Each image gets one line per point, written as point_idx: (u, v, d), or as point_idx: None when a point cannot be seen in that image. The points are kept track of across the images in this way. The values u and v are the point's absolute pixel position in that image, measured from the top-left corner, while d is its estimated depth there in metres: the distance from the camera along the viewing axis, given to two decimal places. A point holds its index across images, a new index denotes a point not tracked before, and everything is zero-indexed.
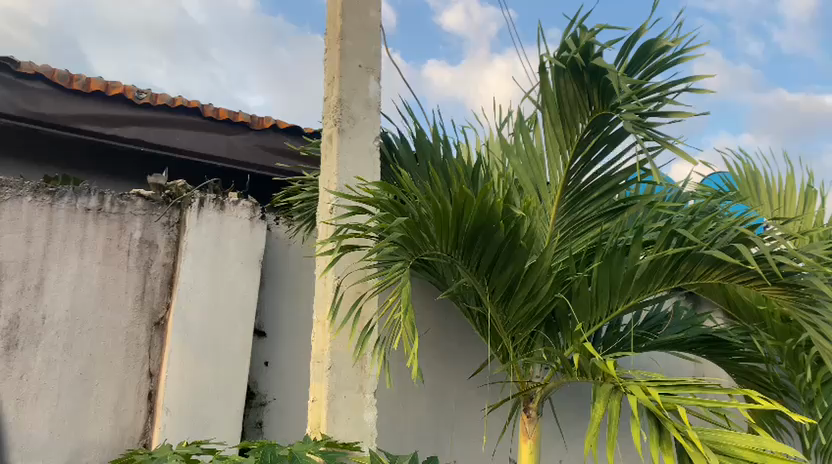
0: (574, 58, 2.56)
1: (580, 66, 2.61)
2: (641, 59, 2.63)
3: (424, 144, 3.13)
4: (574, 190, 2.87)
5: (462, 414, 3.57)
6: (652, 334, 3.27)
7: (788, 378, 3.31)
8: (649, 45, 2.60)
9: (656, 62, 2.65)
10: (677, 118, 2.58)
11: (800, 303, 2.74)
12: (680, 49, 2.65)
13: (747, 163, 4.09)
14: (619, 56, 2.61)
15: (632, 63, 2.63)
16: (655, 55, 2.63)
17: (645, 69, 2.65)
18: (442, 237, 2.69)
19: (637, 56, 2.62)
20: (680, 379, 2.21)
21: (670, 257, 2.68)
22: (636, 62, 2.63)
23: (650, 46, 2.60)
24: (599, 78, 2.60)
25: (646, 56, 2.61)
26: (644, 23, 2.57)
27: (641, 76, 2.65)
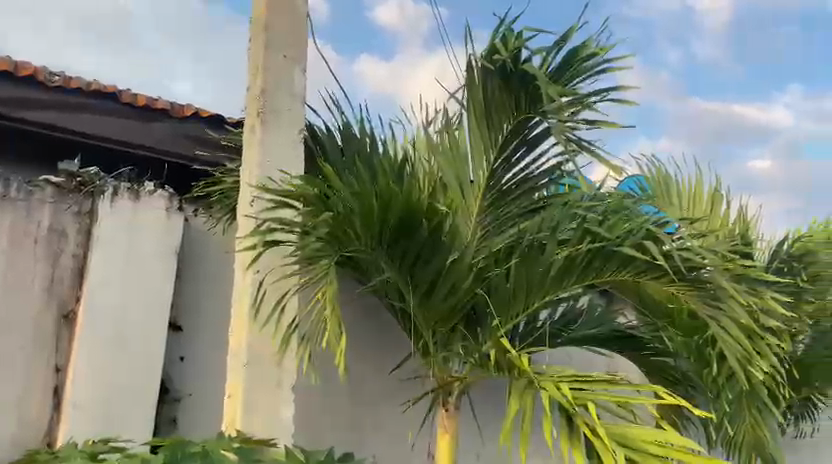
0: (505, 62, 2.69)
1: (510, 70, 2.73)
2: (568, 63, 2.72)
3: (351, 139, 3.13)
4: (496, 189, 2.96)
5: (382, 409, 3.58)
6: (568, 330, 3.45)
7: (693, 372, 3.45)
8: (575, 50, 2.71)
9: (580, 66, 2.75)
10: (598, 123, 2.69)
11: (705, 299, 2.87)
12: (603, 56, 2.76)
13: (660, 167, 4.31)
14: (545, 59, 2.70)
15: (560, 68, 2.72)
16: (580, 60, 2.73)
17: (572, 74, 2.73)
18: (366, 232, 2.68)
19: (565, 61, 2.71)
20: (591, 375, 2.28)
21: (586, 254, 2.79)
22: (564, 67, 2.72)
23: (575, 51, 2.71)
24: (527, 83, 2.74)
25: (572, 61, 2.71)
26: (570, 29, 2.69)
27: (567, 80, 2.74)
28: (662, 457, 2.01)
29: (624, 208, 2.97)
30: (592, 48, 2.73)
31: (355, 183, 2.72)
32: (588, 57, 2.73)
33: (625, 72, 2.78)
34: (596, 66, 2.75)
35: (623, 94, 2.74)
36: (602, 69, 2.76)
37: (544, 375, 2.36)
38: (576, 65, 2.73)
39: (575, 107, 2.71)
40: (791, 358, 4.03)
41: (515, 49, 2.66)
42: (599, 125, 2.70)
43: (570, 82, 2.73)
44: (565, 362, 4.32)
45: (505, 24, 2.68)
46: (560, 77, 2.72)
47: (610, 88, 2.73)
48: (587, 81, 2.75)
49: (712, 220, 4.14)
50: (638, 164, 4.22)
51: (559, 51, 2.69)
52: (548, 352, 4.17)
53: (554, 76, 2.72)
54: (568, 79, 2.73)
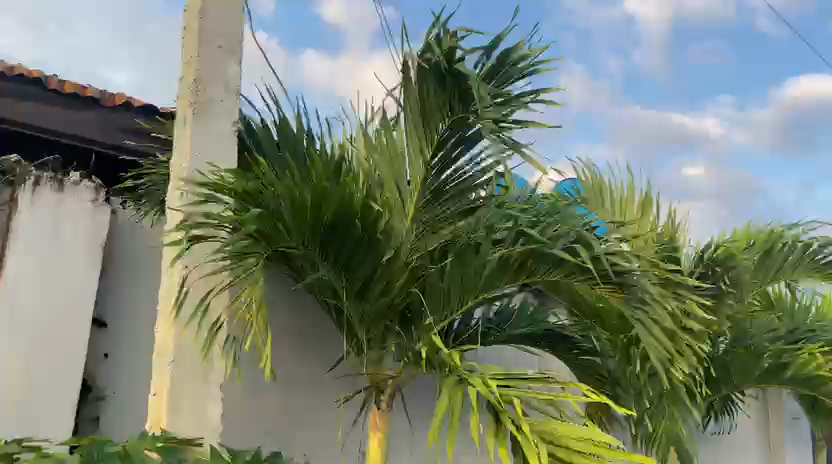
0: (439, 63, 2.72)
1: (444, 70, 2.75)
2: (500, 66, 2.75)
3: (288, 135, 3.07)
4: (433, 187, 2.97)
5: (314, 407, 3.56)
6: (500, 328, 3.54)
7: (618, 371, 3.55)
8: (507, 53, 2.75)
9: (513, 68, 2.78)
10: (528, 125, 2.73)
11: (631, 302, 2.91)
12: (534, 59, 2.81)
13: (594, 173, 4.42)
14: (479, 60, 2.72)
15: (492, 69, 2.75)
16: (512, 62, 2.77)
17: (503, 77, 2.77)
18: (297, 228, 2.64)
19: (497, 63, 2.74)
20: (519, 372, 2.33)
21: (518, 254, 2.84)
22: (496, 68, 2.75)
23: (508, 54, 2.75)
24: (460, 83, 2.77)
25: (504, 63, 2.75)
26: (503, 32, 2.71)
27: (499, 81, 2.77)
28: (584, 454, 2.06)
29: (558, 211, 3.00)
30: (524, 52, 2.78)
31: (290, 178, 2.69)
32: (519, 61, 2.78)
33: (552, 78, 2.86)
34: (527, 69, 2.80)
35: (552, 99, 2.81)
36: (532, 73, 2.81)
37: (474, 372, 2.39)
38: (507, 69, 2.77)
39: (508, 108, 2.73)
40: (711, 358, 4.20)
41: (450, 48, 2.69)
42: (529, 127, 2.73)
43: (501, 85, 2.77)
44: (497, 362, 4.38)
45: (440, 22, 2.68)
46: (492, 80, 2.76)
47: (541, 92, 2.78)
48: (518, 84, 2.80)
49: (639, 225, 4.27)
50: (572, 168, 4.34)
51: (492, 54, 2.72)
52: (481, 351, 4.22)
53: (487, 78, 2.74)
54: (499, 82, 2.76)
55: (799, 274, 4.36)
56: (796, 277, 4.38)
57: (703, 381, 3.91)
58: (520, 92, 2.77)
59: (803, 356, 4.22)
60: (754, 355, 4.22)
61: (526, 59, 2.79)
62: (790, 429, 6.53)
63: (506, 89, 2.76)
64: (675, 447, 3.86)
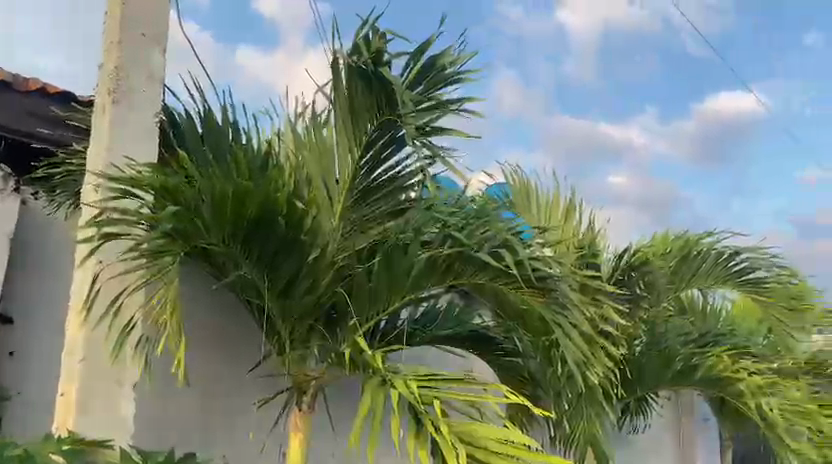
0: (364, 64, 2.70)
1: (370, 71, 2.71)
2: (426, 71, 2.77)
3: (213, 128, 2.96)
4: (363, 186, 2.94)
5: (234, 408, 3.49)
6: (426, 328, 3.53)
7: (539, 373, 3.63)
8: (434, 60, 2.78)
9: (440, 75, 2.80)
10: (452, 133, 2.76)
11: (552, 307, 2.96)
12: (461, 68, 2.83)
13: (522, 178, 4.57)
14: (406, 65, 2.76)
15: (419, 75, 2.77)
16: (439, 69, 2.79)
17: (430, 84, 2.79)
18: (218, 225, 2.57)
19: (424, 69, 2.76)
20: (441, 374, 2.34)
21: (445, 256, 2.86)
22: (423, 74, 2.78)
23: (435, 60, 2.78)
24: (385, 85, 2.73)
25: (431, 69, 2.77)
26: (431, 38, 2.73)
27: (425, 88, 2.79)
28: (502, 455, 2.09)
29: (488, 215, 3.00)
30: (451, 59, 2.80)
31: (213, 173, 2.62)
32: (447, 68, 2.80)
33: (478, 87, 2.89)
34: (455, 76, 2.82)
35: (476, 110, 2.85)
36: (459, 80, 2.83)
37: (397, 374, 2.39)
38: (434, 75, 2.79)
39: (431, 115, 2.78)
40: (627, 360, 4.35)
41: (378, 49, 2.68)
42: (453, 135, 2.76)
43: (426, 90, 2.79)
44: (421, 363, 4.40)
45: (369, 22, 2.67)
46: (417, 86, 2.77)
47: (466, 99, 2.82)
48: (446, 90, 2.82)
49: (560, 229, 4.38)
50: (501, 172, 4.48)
51: (419, 59, 2.74)
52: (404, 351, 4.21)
53: (412, 83, 2.77)
54: (425, 88, 2.78)
55: (710, 281, 4.57)
56: (708, 283, 4.58)
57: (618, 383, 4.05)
58: (445, 98, 2.80)
59: (712, 359, 4.41)
60: (664, 358, 4.43)
61: (453, 67, 2.81)
62: (700, 429, 6.83)
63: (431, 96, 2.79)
64: (591, 446, 3.96)
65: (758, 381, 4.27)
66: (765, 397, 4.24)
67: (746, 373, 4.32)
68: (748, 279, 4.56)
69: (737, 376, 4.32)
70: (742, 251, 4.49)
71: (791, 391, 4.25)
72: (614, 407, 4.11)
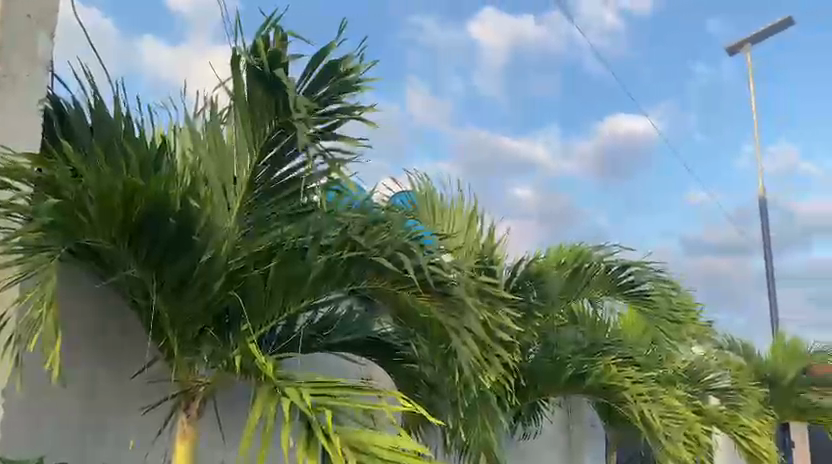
0: (260, 66, 2.68)
1: (264, 72, 2.70)
2: (326, 76, 2.83)
3: (103, 117, 2.82)
4: (263, 186, 2.94)
5: (116, 413, 3.33)
6: (323, 335, 3.51)
7: (435, 380, 3.67)
8: (334, 65, 2.82)
9: (339, 82, 2.86)
10: (342, 141, 2.89)
11: (447, 312, 3.00)
12: (361, 77, 2.90)
13: (428, 184, 4.60)
14: (305, 70, 2.80)
15: (318, 80, 2.83)
16: (338, 77, 2.85)
17: (329, 90, 2.86)
18: (103, 222, 2.47)
19: (323, 74, 2.82)
20: (334, 381, 2.32)
21: (344, 261, 2.83)
22: (321, 81, 2.83)
23: (335, 66, 2.82)
24: (277, 90, 2.73)
25: (330, 75, 2.83)
26: (332, 43, 2.77)
27: (321, 94, 2.86)
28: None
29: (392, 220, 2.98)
30: (352, 66, 2.86)
31: (100, 165, 2.51)
32: (347, 74, 2.87)
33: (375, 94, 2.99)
34: (355, 82, 2.89)
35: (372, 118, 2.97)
36: (359, 88, 2.90)
37: (290, 381, 2.35)
38: (334, 80, 2.85)
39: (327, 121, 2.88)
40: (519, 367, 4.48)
41: (276, 52, 2.67)
42: (343, 141, 2.90)
43: (325, 96, 2.86)
44: (317, 371, 4.35)
45: (271, 23, 2.72)
46: (315, 90, 2.84)
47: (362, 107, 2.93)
48: (344, 95, 2.89)
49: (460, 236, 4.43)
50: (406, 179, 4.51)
51: (318, 65, 2.80)
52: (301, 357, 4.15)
53: (309, 89, 2.83)
54: (323, 93, 2.85)
55: (599, 292, 4.78)
56: (598, 295, 4.79)
57: (511, 390, 4.18)
58: (342, 105, 2.90)
59: (600, 367, 4.61)
60: (557, 365, 4.62)
61: (354, 75, 2.87)
62: (590, 434, 7.12)
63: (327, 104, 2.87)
64: (485, 452, 4.05)
65: (639, 389, 4.49)
66: (646, 404, 4.46)
67: (629, 381, 4.54)
68: (635, 291, 4.77)
69: (621, 384, 4.54)
70: (631, 264, 4.69)
71: (668, 399, 4.50)
72: (506, 413, 4.23)
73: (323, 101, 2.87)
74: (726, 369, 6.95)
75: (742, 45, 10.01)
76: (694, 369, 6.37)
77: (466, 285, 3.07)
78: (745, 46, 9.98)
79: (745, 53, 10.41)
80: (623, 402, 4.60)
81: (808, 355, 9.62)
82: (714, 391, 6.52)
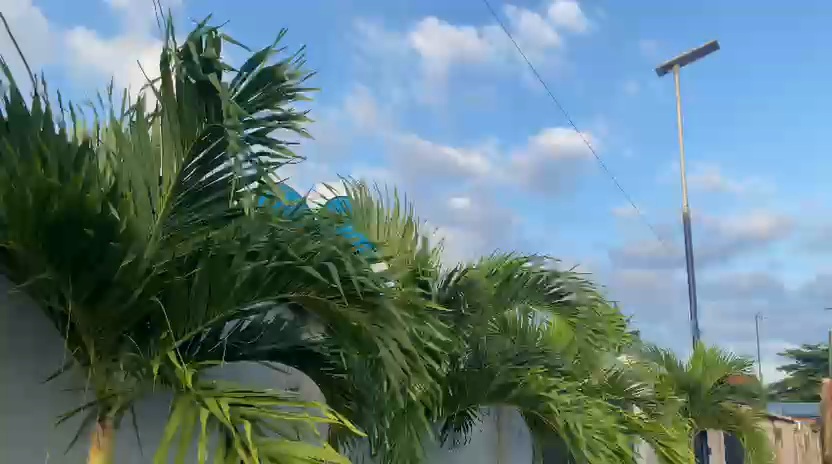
0: (191, 70, 2.64)
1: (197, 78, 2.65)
2: (259, 84, 2.80)
3: (19, 113, 2.51)
4: (190, 190, 2.84)
5: (27, 422, 3.18)
6: (248, 342, 3.45)
7: (363, 390, 3.65)
8: (267, 73, 2.79)
9: (271, 90, 2.84)
10: (273, 149, 2.86)
11: (376, 322, 2.99)
12: (294, 87, 2.89)
13: (364, 193, 4.59)
14: (238, 77, 2.74)
15: (250, 88, 2.78)
16: (270, 85, 2.82)
17: (260, 97, 2.83)
18: (16, 222, 2.43)
19: (256, 81, 2.77)
20: (258, 392, 2.27)
21: (271, 268, 2.77)
22: (253, 89, 2.79)
23: (269, 74, 2.79)
24: (209, 94, 2.70)
25: (262, 84, 2.79)
26: (266, 52, 2.75)
27: (253, 102, 2.81)
28: None
29: (323, 228, 2.94)
30: (285, 76, 2.85)
31: (14, 163, 2.40)
32: (280, 83, 2.84)
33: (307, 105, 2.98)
34: (288, 91, 2.87)
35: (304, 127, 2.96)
36: (291, 97, 2.90)
37: (211, 391, 2.29)
38: (266, 88, 2.82)
39: (257, 129, 2.85)
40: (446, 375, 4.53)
41: (209, 56, 2.63)
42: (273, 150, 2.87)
43: (256, 103, 2.83)
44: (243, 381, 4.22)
45: (205, 28, 2.63)
46: (247, 98, 2.79)
47: (293, 116, 2.92)
48: (276, 103, 2.88)
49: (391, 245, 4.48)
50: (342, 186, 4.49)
51: (252, 72, 2.75)
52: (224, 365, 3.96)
53: (241, 97, 2.77)
54: (254, 100, 2.81)
55: (528, 302, 4.86)
56: (527, 305, 4.88)
57: (439, 401, 4.20)
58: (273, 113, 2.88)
59: (529, 377, 4.67)
60: (485, 376, 4.66)
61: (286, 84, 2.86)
62: (517, 443, 7.23)
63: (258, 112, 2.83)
64: None
65: (565, 400, 4.56)
66: (571, 413, 4.54)
67: (556, 392, 4.59)
68: (561, 301, 4.96)
69: (547, 394, 4.59)
70: (558, 275, 4.88)
71: (591, 410, 4.60)
72: (431, 425, 4.20)
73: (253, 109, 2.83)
74: (648, 379, 7.17)
75: (670, 66, 10.42)
76: (617, 378, 6.55)
77: (394, 296, 3.07)
78: (673, 68, 10.39)
79: (673, 74, 10.85)
80: (548, 413, 4.66)
81: (725, 365, 10.04)
82: (636, 400, 6.72)
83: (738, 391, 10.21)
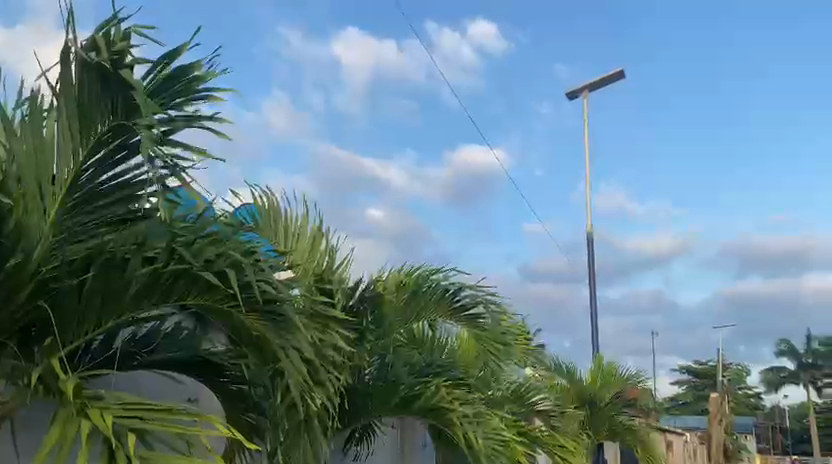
0: (101, 64, 2.53)
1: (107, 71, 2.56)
2: (170, 80, 2.72)
3: None
4: (86, 192, 2.70)
5: None
6: (145, 350, 3.37)
7: (262, 401, 3.59)
8: (177, 70, 2.73)
9: (183, 90, 2.77)
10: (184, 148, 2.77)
11: (275, 331, 2.93)
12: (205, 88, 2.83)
13: (273, 201, 4.55)
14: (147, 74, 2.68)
15: (162, 83, 2.72)
16: (182, 84, 2.75)
17: (172, 95, 2.74)
18: None
19: (168, 77, 2.70)
20: (146, 402, 2.19)
21: (169, 274, 2.68)
22: (163, 87, 2.71)
23: (180, 73, 2.73)
24: (120, 89, 2.60)
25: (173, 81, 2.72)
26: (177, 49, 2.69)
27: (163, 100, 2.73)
28: None
29: (227, 236, 2.83)
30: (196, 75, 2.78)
31: None
32: (193, 81, 2.77)
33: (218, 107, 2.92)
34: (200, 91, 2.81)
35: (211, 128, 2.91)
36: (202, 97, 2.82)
37: (97, 401, 2.19)
38: (178, 86, 2.74)
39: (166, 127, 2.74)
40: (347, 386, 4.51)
41: (120, 50, 2.55)
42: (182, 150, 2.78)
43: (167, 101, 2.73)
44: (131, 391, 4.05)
45: (112, 22, 2.57)
46: (158, 94, 2.71)
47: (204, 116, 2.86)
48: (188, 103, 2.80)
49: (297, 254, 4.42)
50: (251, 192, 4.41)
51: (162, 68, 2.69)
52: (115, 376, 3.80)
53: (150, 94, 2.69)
54: (166, 97, 2.73)
55: (435, 315, 4.95)
56: (436, 316, 4.97)
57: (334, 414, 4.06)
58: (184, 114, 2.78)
59: (432, 389, 4.66)
60: (388, 389, 4.65)
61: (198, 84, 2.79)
62: (421, 456, 7.28)
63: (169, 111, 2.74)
64: None
65: (466, 412, 4.60)
66: (471, 425, 4.57)
67: (457, 403, 4.64)
68: (468, 314, 4.95)
69: (449, 406, 4.61)
70: (466, 287, 4.91)
71: (492, 421, 4.65)
72: (327, 440, 4.03)
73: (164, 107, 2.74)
74: (549, 391, 7.37)
75: (581, 90, 10.88)
76: (521, 390, 6.70)
77: (294, 306, 3.02)
78: (583, 93, 10.87)
79: (583, 99, 11.34)
80: (449, 425, 4.66)
81: (622, 379, 10.45)
82: (537, 412, 6.88)
83: (634, 404, 10.65)
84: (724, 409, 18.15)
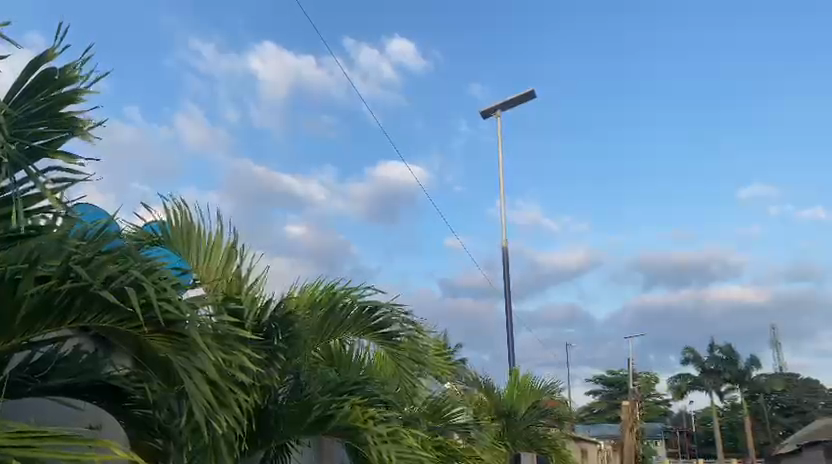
0: None
1: None
2: (39, 87, 2.66)
3: None
4: None
5: None
6: (38, 376, 3.23)
7: (165, 422, 3.41)
8: (44, 75, 2.68)
9: (54, 95, 2.70)
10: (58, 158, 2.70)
11: (177, 352, 2.86)
12: (78, 93, 2.77)
13: (187, 215, 4.47)
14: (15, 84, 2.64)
15: (29, 91, 2.65)
16: (52, 89, 2.69)
17: (43, 100, 2.67)
18: None
19: (36, 82, 2.65)
20: (40, 428, 2.04)
21: (62, 294, 2.56)
22: (29, 93, 2.64)
23: (49, 77, 2.68)
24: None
25: (41, 86, 2.66)
26: (46, 49, 2.65)
27: (32, 106, 2.65)
28: None
29: (127, 256, 2.69)
30: (66, 78, 2.73)
31: None
32: (66, 85, 2.73)
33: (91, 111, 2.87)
34: (72, 94, 2.75)
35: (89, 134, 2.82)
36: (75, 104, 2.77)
37: None
38: (47, 93, 2.68)
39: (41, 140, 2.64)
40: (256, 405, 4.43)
41: None
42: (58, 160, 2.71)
43: (37, 106, 2.66)
44: (19, 417, 3.87)
45: None
46: (27, 100, 2.65)
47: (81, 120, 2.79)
48: (63, 109, 2.73)
49: (203, 272, 4.41)
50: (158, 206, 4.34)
51: (30, 74, 2.65)
52: (5, 402, 3.65)
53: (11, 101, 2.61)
54: (37, 103, 2.65)
55: (351, 333, 4.98)
56: (351, 334, 4.99)
57: (242, 434, 3.79)
58: (64, 119, 2.72)
59: (346, 408, 4.53)
60: (302, 408, 4.56)
61: (70, 87, 2.73)
62: None
63: (38, 118, 2.65)
64: None
65: (380, 431, 4.47)
66: (385, 444, 4.42)
67: (372, 422, 4.50)
68: (383, 331, 4.99)
69: (363, 425, 4.48)
70: (381, 305, 4.91)
71: (407, 440, 4.53)
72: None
73: (36, 115, 2.66)
74: (465, 404, 7.43)
75: (494, 110, 11.16)
76: (437, 404, 6.77)
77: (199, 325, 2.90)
78: (496, 112, 11.15)
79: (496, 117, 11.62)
80: (361, 444, 4.53)
81: (539, 389, 10.61)
82: (455, 426, 6.88)
83: (549, 414, 10.87)
84: (633, 416, 18.80)
